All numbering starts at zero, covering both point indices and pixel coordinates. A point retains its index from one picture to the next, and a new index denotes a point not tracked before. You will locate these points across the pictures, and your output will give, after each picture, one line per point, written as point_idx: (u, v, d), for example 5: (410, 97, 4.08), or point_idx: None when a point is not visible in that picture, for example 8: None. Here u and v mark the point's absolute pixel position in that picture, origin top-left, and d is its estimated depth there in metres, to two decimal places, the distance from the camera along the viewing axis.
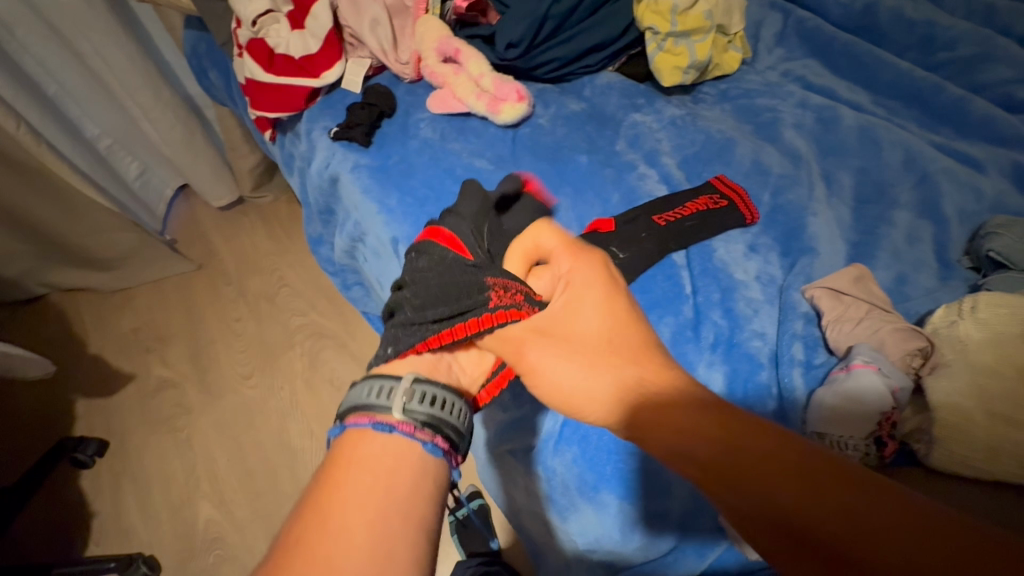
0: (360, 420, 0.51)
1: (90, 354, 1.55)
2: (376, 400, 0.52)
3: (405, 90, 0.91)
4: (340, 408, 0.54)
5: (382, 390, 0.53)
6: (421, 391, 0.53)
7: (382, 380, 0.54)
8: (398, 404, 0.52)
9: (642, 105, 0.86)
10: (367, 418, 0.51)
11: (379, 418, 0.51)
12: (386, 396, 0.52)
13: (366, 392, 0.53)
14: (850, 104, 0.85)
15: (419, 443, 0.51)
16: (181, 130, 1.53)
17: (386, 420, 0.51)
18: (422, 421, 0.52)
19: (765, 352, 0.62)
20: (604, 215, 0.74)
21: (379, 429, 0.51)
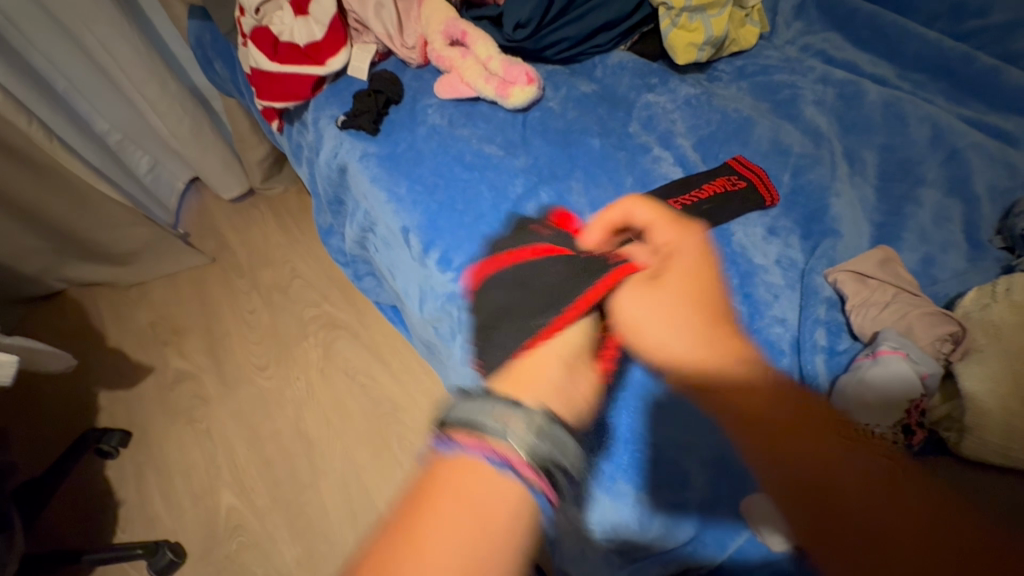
0: (459, 438, 0.51)
1: (109, 347, 1.58)
2: (491, 429, 0.50)
3: (412, 75, 0.89)
4: (446, 418, 0.53)
5: (506, 418, 0.52)
6: (540, 438, 0.51)
7: (504, 404, 0.53)
8: (518, 439, 0.50)
9: (655, 85, 0.83)
10: (478, 445, 0.50)
11: (476, 439, 0.50)
12: (506, 424, 0.51)
13: (479, 410, 0.52)
14: (873, 78, 0.82)
15: (504, 472, 0.49)
16: (189, 122, 1.52)
17: (501, 451, 0.50)
18: (543, 464, 0.50)
19: (785, 338, 0.61)
20: (618, 199, 0.72)
21: (481, 455, 0.49)
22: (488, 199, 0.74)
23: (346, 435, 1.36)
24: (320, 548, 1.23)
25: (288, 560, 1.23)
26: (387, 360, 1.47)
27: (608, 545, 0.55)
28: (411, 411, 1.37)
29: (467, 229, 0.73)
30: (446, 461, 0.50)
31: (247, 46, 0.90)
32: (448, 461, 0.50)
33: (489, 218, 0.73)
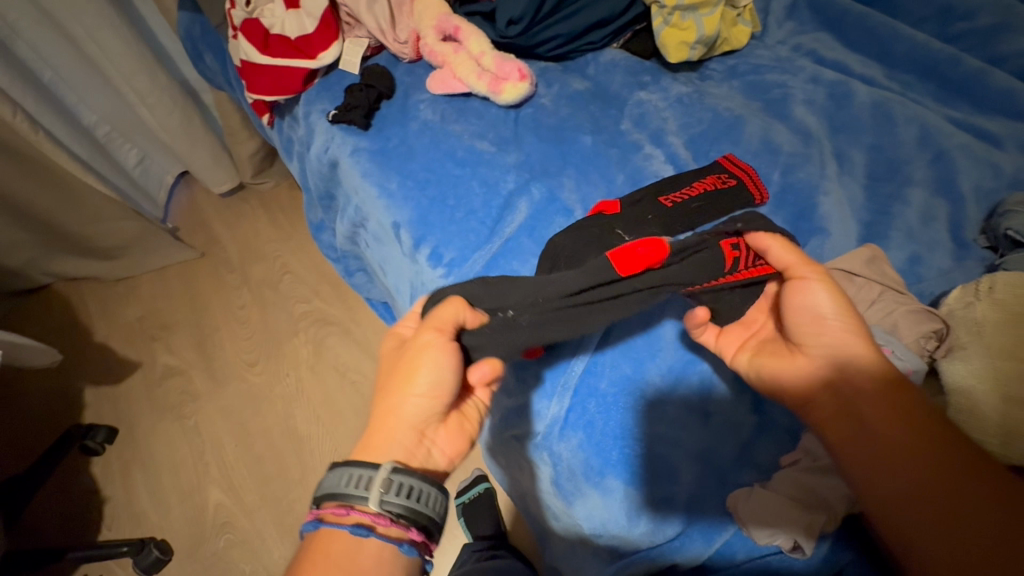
0: (322, 516, 0.49)
1: (96, 343, 1.56)
2: (352, 492, 0.48)
3: (404, 71, 0.88)
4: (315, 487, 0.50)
5: (357, 481, 0.48)
6: (401, 488, 0.48)
7: (356, 466, 0.49)
8: (374, 495, 0.47)
9: (647, 83, 0.83)
10: (345, 512, 0.48)
11: (330, 512, 0.49)
12: (363, 486, 0.48)
13: (336, 478, 0.49)
14: (863, 78, 0.82)
15: (366, 526, 0.48)
16: (179, 116, 1.51)
17: (362, 514, 0.48)
18: (399, 515, 0.48)
19: None
20: (609, 196, 0.72)
21: (351, 521, 0.48)
22: (478, 195, 0.74)
23: (337, 432, 1.36)
24: None
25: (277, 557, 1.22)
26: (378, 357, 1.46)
27: (599, 538, 0.57)
28: None
29: (458, 225, 0.72)
30: (318, 538, 0.49)
31: (237, 39, 0.89)
32: (320, 535, 0.49)
33: (480, 214, 0.73)
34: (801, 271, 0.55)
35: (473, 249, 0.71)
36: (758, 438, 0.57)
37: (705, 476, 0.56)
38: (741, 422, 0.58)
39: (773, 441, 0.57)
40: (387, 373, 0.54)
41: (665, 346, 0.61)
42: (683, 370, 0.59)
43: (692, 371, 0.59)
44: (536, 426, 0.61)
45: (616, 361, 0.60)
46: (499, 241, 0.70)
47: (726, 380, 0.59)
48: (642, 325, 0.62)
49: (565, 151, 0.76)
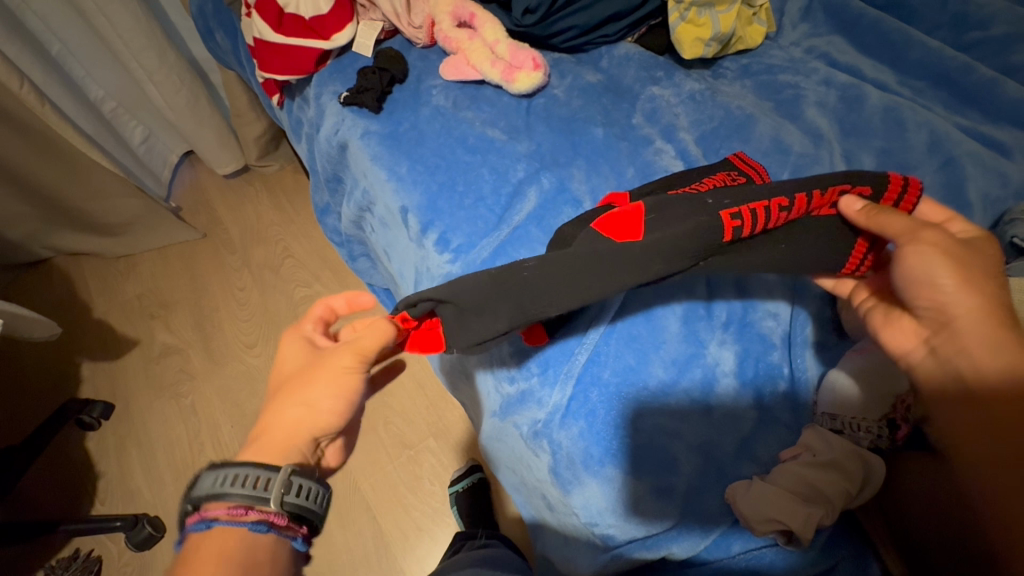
0: (196, 520, 0.49)
1: (95, 319, 1.57)
2: (253, 492, 0.49)
3: (418, 56, 0.88)
4: (202, 491, 0.50)
5: (245, 480, 0.50)
6: (299, 488, 0.51)
7: (239, 467, 0.50)
8: (274, 496, 0.50)
9: (660, 78, 0.83)
10: (244, 511, 0.49)
11: (212, 512, 0.49)
12: (257, 486, 0.50)
13: (210, 480, 0.50)
14: (875, 83, 0.83)
15: (256, 526, 0.49)
16: (186, 95, 1.50)
17: (254, 513, 0.49)
18: (293, 514, 0.51)
19: (777, 333, 0.62)
20: (618, 188, 0.72)
21: (236, 523, 0.49)
22: (488, 181, 0.74)
23: None
24: None
25: None
26: None
27: (593, 528, 0.57)
28: None
29: (467, 211, 0.73)
30: (191, 544, 0.48)
31: (251, 17, 0.88)
32: (194, 540, 0.48)
33: (489, 201, 0.73)
34: (907, 241, 0.51)
35: (481, 236, 0.71)
36: (755, 432, 0.58)
37: (703, 468, 0.57)
38: (742, 414, 0.58)
39: (774, 436, 0.58)
40: (292, 381, 0.58)
41: (669, 338, 0.60)
42: (687, 364, 0.59)
43: (696, 365, 0.59)
44: (537, 413, 0.61)
45: (621, 351, 0.60)
46: (507, 229, 0.70)
47: (729, 376, 0.59)
48: (647, 318, 0.61)
49: (574, 141, 0.77)
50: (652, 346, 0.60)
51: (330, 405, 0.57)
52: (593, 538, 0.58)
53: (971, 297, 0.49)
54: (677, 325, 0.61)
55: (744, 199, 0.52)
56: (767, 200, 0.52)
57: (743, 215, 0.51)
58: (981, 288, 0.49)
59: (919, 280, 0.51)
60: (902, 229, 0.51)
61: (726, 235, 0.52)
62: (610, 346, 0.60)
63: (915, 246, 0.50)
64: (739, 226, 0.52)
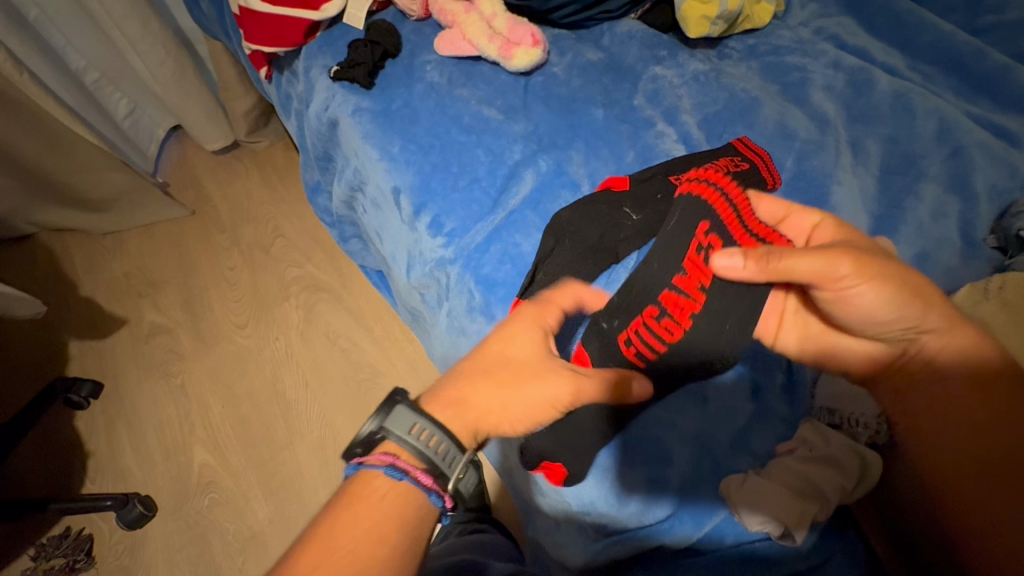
0: (378, 456, 0.48)
1: (82, 297, 1.54)
2: (439, 465, 0.48)
3: (411, 29, 0.84)
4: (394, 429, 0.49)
5: (433, 442, 0.48)
6: (465, 476, 0.50)
7: (432, 423, 0.49)
8: (453, 475, 0.49)
9: (663, 58, 0.80)
10: (427, 480, 0.48)
11: (399, 458, 0.48)
12: (437, 451, 0.48)
13: (405, 422, 0.49)
14: (884, 67, 0.80)
15: (424, 493, 0.48)
16: (172, 65, 1.45)
17: (427, 476, 0.48)
18: (455, 498, 0.50)
19: (776, 324, 0.61)
20: (617, 173, 0.70)
21: (410, 480, 0.47)
22: (483, 163, 0.71)
23: (324, 398, 1.36)
24: (291, 507, 1.25)
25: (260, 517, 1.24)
26: (370, 326, 1.45)
27: (585, 516, 0.57)
28: (392, 376, 1.38)
29: (461, 194, 0.70)
30: (364, 479, 0.47)
31: None
32: (372, 478, 0.47)
33: (484, 183, 0.70)
34: (839, 286, 0.51)
35: (475, 220, 0.69)
36: (751, 425, 0.57)
37: (697, 460, 0.56)
38: (738, 406, 0.57)
39: (770, 430, 0.57)
40: (514, 368, 0.53)
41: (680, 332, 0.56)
42: None
43: None
44: None
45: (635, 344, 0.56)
46: (502, 213, 0.68)
47: (727, 368, 0.58)
48: None
49: (570, 121, 0.74)
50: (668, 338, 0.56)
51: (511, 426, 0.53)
52: (585, 524, 0.58)
53: (909, 313, 0.51)
54: None
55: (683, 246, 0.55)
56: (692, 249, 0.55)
57: (687, 268, 0.55)
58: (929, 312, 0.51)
59: (868, 315, 0.52)
60: (821, 251, 0.55)
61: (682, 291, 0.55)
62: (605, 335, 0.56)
63: (842, 287, 0.51)
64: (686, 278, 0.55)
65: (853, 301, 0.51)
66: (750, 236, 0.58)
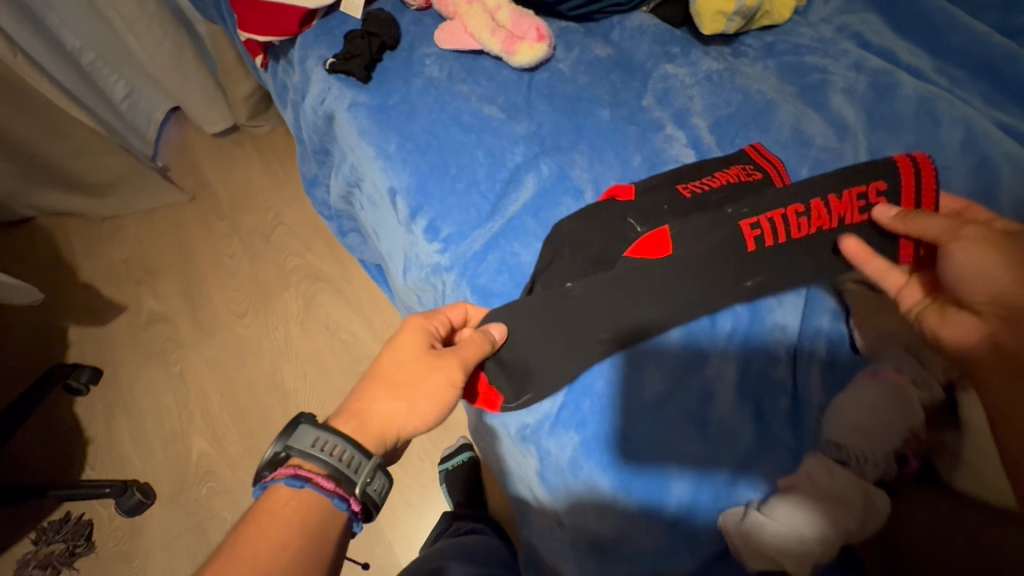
0: (285, 470, 0.49)
1: (82, 282, 1.53)
2: (342, 470, 0.49)
3: (411, 19, 0.80)
4: (295, 441, 0.50)
5: (338, 451, 0.49)
6: (373, 482, 0.51)
7: (334, 434, 0.50)
8: (359, 479, 0.49)
9: (675, 55, 0.76)
10: (330, 487, 0.48)
11: (302, 469, 0.49)
12: (342, 461, 0.49)
13: (307, 437, 0.49)
14: (909, 69, 0.76)
15: (330, 500, 0.49)
16: (169, 47, 1.42)
17: (334, 485, 0.49)
18: (362, 502, 0.50)
19: (783, 345, 0.56)
20: (623, 179, 0.66)
21: (317, 489, 0.48)
22: (482, 165, 0.68)
23: (322, 390, 1.35)
24: None
25: None
26: (369, 318, 1.43)
27: (580, 539, 0.55)
28: None
29: (459, 198, 0.67)
30: (272, 494, 0.48)
31: None
32: (278, 490, 0.48)
33: (482, 187, 0.67)
34: (950, 237, 0.49)
35: (473, 226, 0.66)
36: (754, 456, 0.53)
37: (695, 489, 0.53)
38: (740, 432, 0.54)
39: (773, 460, 0.53)
40: (401, 373, 0.53)
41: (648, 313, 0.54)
42: (684, 375, 0.55)
43: (694, 376, 0.55)
44: (526, 417, 0.59)
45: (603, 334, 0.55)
46: (501, 220, 0.65)
47: (731, 391, 0.54)
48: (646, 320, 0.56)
49: (573, 120, 0.71)
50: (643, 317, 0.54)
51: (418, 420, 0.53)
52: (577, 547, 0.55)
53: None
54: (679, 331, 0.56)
55: (763, 208, 0.53)
56: (783, 207, 0.53)
57: (761, 223, 0.53)
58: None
59: (968, 274, 0.47)
60: (940, 230, 0.50)
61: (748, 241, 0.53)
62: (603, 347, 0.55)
63: (958, 240, 0.48)
64: (760, 234, 0.53)
65: (950, 257, 0.48)
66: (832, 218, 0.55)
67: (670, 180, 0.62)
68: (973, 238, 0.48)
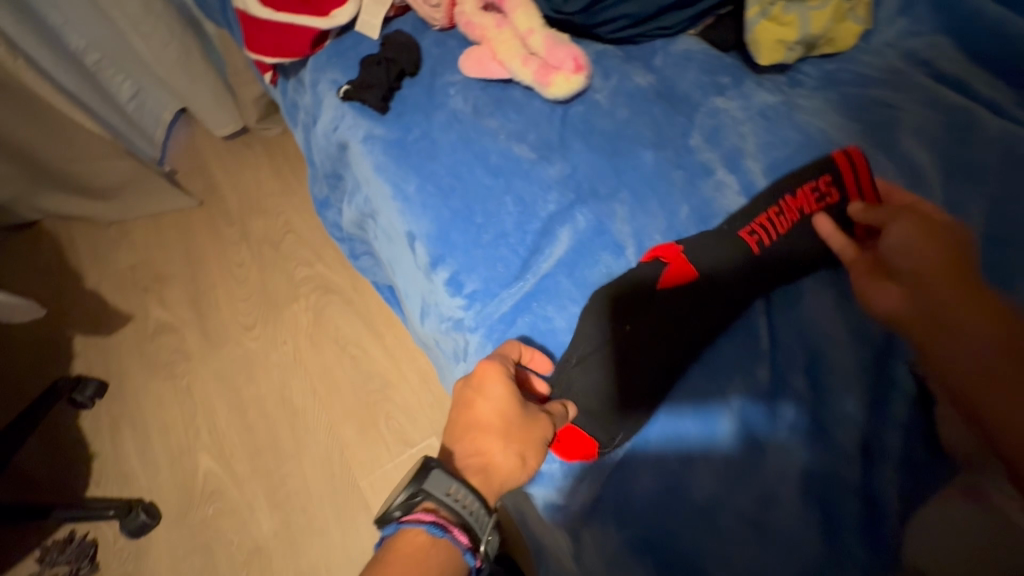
0: (420, 514, 0.47)
1: (88, 289, 1.49)
2: (471, 519, 0.47)
3: (433, 41, 0.73)
4: (428, 484, 0.47)
5: (469, 502, 0.47)
6: (493, 537, 0.49)
7: (468, 486, 0.48)
8: (483, 531, 0.47)
9: (725, 86, 0.69)
10: (460, 536, 0.46)
11: (438, 516, 0.47)
12: (474, 515, 0.47)
13: (441, 484, 0.47)
14: (989, 104, 0.67)
15: (461, 551, 0.47)
16: (176, 48, 1.35)
17: (466, 538, 0.47)
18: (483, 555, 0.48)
19: (853, 440, 0.49)
20: (669, 232, 0.60)
21: (450, 539, 0.46)
22: (511, 213, 0.62)
23: (332, 409, 1.30)
24: (297, 523, 1.19)
25: (264, 531, 1.19)
26: (381, 334, 1.37)
27: None
28: (402, 389, 1.30)
29: (485, 250, 0.61)
30: (405, 537, 0.46)
31: None
32: (415, 533, 0.47)
33: (511, 238, 0.61)
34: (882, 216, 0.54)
35: (500, 283, 0.60)
36: (821, 575, 0.45)
37: None
38: (806, 541, 0.46)
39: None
40: (504, 428, 0.50)
41: (680, 351, 0.53)
42: (738, 470, 0.49)
43: (750, 473, 0.49)
44: (560, 502, 0.54)
45: (647, 383, 0.52)
46: (532, 278, 0.59)
47: (792, 488, 0.48)
48: (691, 394, 0.53)
49: (611, 161, 0.64)
50: (681, 350, 0.53)
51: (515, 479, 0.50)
52: None
53: (940, 252, 0.49)
54: (732, 412, 0.52)
55: (750, 217, 0.57)
56: (766, 212, 0.58)
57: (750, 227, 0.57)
58: (944, 248, 0.50)
59: (898, 245, 0.52)
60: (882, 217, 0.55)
61: (750, 243, 0.56)
62: (645, 416, 0.53)
63: (891, 220, 0.53)
64: (759, 238, 0.56)
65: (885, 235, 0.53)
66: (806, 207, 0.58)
67: (733, 222, 0.57)
68: (898, 218, 0.53)
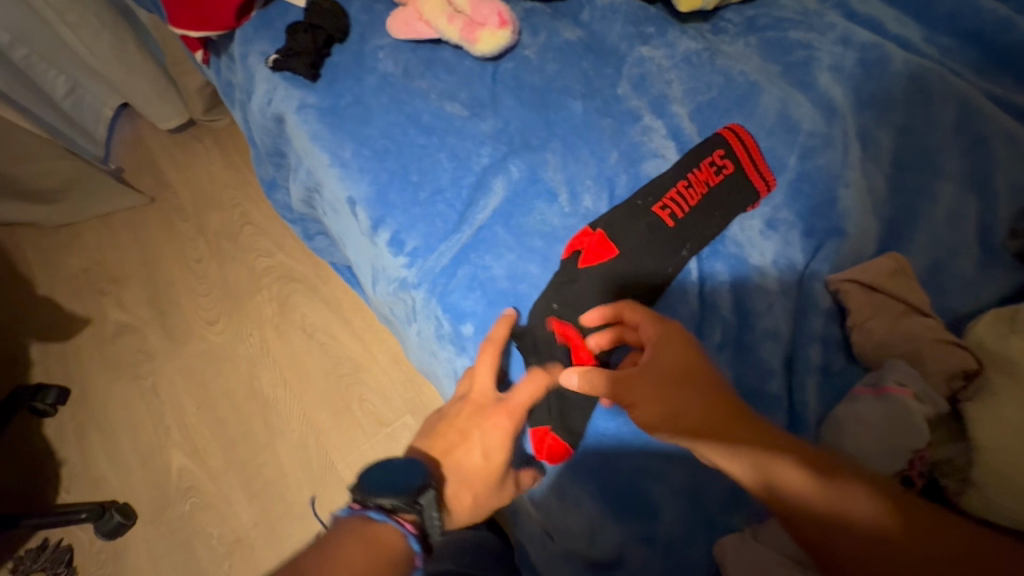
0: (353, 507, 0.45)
1: (41, 296, 1.44)
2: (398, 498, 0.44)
3: (361, 6, 0.73)
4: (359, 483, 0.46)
5: (400, 483, 0.45)
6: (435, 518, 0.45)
7: (405, 470, 0.46)
8: (417, 506, 0.44)
9: (650, 36, 0.70)
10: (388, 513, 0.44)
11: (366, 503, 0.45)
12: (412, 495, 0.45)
13: (374, 474, 0.46)
14: (897, 40, 0.70)
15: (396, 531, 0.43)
16: (109, 39, 1.30)
17: (412, 523, 0.44)
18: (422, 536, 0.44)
19: (776, 356, 0.53)
20: (600, 177, 0.62)
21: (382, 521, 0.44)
22: (447, 171, 0.63)
23: (304, 395, 1.29)
24: (277, 509, 1.19)
25: (244, 521, 1.18)
26: (348, 319, 1.36)
27: (578, 559, 0.53)
28: (373, 371, 1.30)
29: (422, 208, 0.62)
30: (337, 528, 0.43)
31: None
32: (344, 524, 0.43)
33: (448, 195, 0.62)
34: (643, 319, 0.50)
35: (440, 239, 0.61)
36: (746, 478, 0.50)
37: (689, 515, 0.51)
38: None
39: None
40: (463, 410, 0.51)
41: None
42: None
43: None
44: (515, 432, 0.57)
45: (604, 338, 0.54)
46: (469, 230, 0.60)
47: None
48: None
49: (538, 111, 0.65)
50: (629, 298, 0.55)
51: (479, 460, 0.49)
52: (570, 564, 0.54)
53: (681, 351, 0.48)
54: None
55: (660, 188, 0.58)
56: (674, 185, 0.58)
57: (664, 202, 0.57)
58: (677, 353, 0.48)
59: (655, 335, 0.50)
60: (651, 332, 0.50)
61: (666, 219, 0.57)
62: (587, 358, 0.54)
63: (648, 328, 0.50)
64: (671, 212, 0.57)
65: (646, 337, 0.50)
66: (713, 172, 0.59)
67: (645, 198, 0.58)
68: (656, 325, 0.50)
